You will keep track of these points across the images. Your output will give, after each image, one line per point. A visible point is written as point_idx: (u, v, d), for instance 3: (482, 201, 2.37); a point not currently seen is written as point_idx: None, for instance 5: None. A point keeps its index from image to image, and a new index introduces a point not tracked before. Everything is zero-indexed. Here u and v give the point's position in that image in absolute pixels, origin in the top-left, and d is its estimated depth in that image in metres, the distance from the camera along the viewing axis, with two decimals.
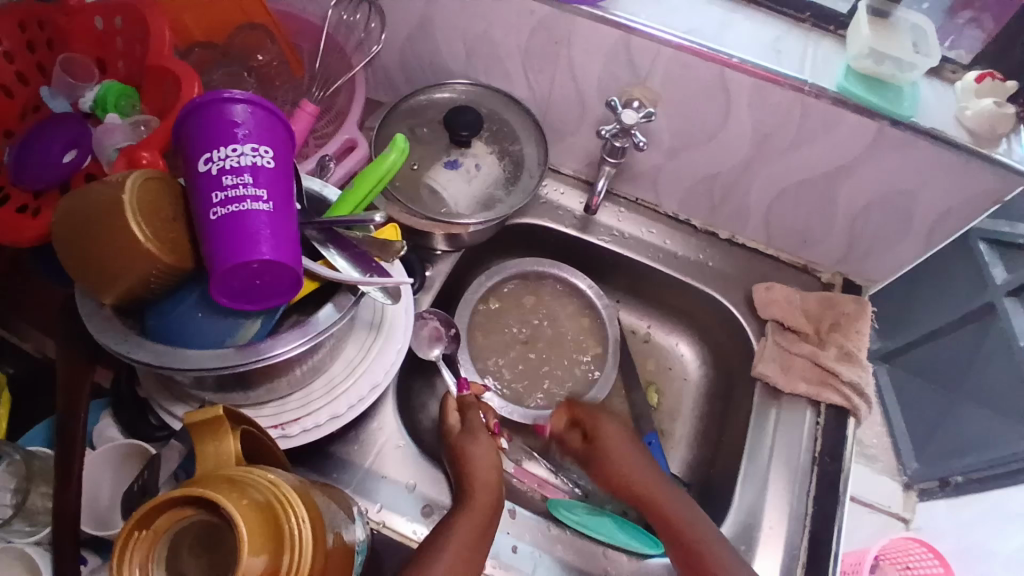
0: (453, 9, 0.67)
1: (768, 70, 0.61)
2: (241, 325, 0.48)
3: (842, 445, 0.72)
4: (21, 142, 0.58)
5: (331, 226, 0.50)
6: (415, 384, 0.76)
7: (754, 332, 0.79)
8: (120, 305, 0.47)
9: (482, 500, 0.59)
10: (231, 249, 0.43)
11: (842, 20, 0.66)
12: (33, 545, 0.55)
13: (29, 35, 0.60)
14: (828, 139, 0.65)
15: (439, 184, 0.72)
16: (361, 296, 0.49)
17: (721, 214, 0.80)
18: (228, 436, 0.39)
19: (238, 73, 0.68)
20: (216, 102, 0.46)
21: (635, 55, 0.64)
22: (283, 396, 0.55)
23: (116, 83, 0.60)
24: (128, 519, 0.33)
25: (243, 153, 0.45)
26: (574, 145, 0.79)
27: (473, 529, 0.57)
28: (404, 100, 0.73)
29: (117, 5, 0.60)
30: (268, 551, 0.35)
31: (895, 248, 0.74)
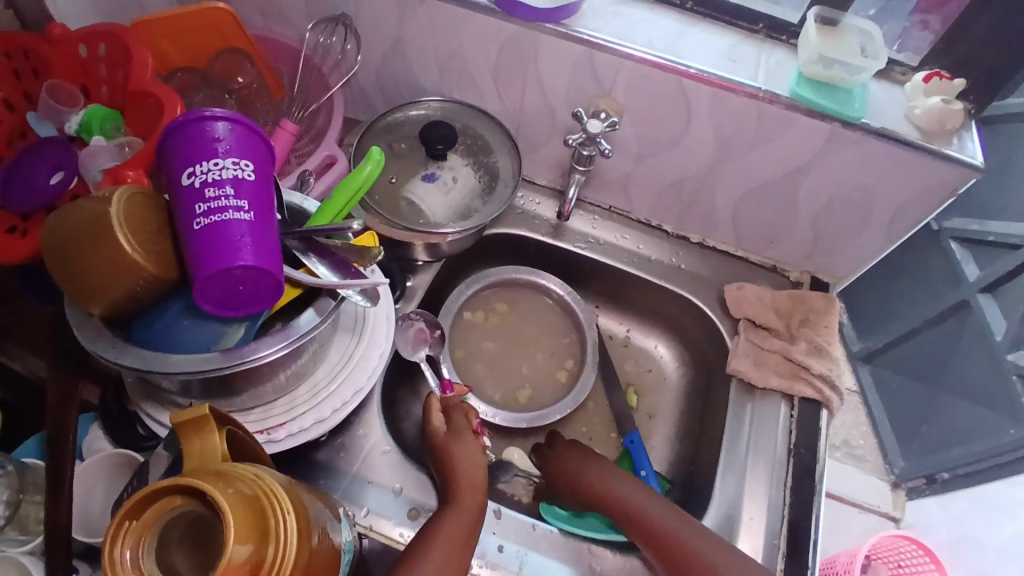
0: (425, 29, 0.71)
1: (723, 79, 0.65)
2: (226, 331, 0.49)
3: (816, 437, 0.74)
4: (10, 167, 0.61)
5: (311, 235, 0.53)
6: (400, 391, 0.78)
7: (727, 330, 0.81)
8: (108, 317, 0.49)
9: (469, 498, 0.61)
10: (214, 256, 0.45)
11: (793, 29, 0.70)
12: (26, 554, 0.56)
13: (13, 64, 0.64)
14: (784, 140, 0.68)
15: (416, 197, 0.75)
16: (342, 300, 0.52)
17: (692, 218, 0.83)
18: (213, 434, 0.41)
19: (220, 96, 0.72)
20: (197, 120, 0.48)
21: (599, 68, 0.68)
22: (268, 402, 0.57)
23: (100, 108, 0.64)
24: (119, 508, 0.35)
25: (225, 167, 0.47)
26: (547, 157, 0.82)
27: (461, 529, 0.58)
28: (381, 118, 0.77)
29: (99, 33, 0.65)
30: (253, 542, 0.36)
31: (856, 243, 0.77)
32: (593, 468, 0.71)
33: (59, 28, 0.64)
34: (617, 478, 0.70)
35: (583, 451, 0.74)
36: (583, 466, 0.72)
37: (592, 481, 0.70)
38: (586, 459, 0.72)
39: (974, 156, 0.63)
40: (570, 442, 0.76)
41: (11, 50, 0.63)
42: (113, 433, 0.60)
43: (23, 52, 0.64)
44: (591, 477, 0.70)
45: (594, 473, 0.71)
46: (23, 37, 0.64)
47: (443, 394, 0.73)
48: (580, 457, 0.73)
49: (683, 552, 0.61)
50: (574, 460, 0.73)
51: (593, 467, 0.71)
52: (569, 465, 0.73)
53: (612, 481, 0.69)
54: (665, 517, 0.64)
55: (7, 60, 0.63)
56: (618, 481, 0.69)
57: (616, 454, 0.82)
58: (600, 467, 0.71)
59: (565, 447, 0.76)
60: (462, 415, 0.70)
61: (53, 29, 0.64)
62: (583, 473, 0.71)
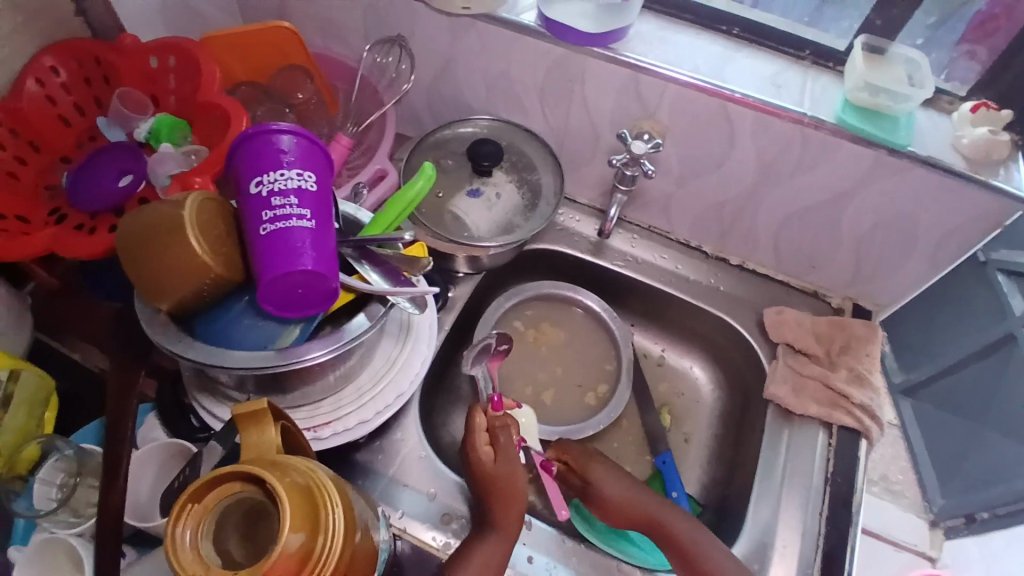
0: (476, 50, 0.74)
1: (768, 104, 0.66)
2: (283, 331, 0.52)
3: (854, 466, 0.72)
4: (82, 168, 0.70)
5: (365, 244, 0.56)
6: (437, 401, 0.80)
7: (765, 354, 0.81)
8: (174, 314, 0.51)
9: (511, 524, 0.61)
10: (279, 260, 0.48)
11: (840, 57, 0.70)
12: (76, 536, 0.59)
13: (86, 71, 0.73)
14: (830, 165, 0.68)
15: (461, 211, 0.77)
16: (391, 306, 0.54)
17: (732, 240, 0.83)
18: (269, 427, 0.43)
19: (279, 110, 0.76)
20: (265, 134, 0.52)
21: (644, 91, 0.69)
22: (315, 401, 0.58)
23: (168, 117, 0.70)
24: (184, 490, 0.37)
25: (290, 177, 0.51)
26: (588, 175, 0.83)
27: (497, 553, 0.59)
28: (431, 133, 0.80)
29: (171, 47, 0.72)
30: (305, 531, 0.38)
31: (900, 270, 0.76)
32: (613, 480, 0.67)
33: (130, 40, 0.73)
34: (642, 495, 0.66)
35: (598, 458, 0.69)
36: (600, 477, 0.68)
37: (614, 498, 0.66)
38: (604, 470, 0.68)
39: (1020, 188, 0.63)
40: (576, 447, 0.71)
41: (84, 58, 0.72)
42: (170, 425, 0.63)
43: (94, 60, 0.73)
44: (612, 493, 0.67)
45: (613, 487, 0.67)
46: (95, 47, 0.72)
47: (491, 409, 0.69)
48: (593, 466, 0.68)
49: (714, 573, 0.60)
50: (587, 470, 0.68)
51: (610, 483, 0.67)
52: (583, 476, 0.69)
53: (637, 500, 0.66)
54: (701, 539, 0.62)
55: (80, 67, 0.73)
56: (642, 496, 0.66)
57: (647, 474, 0.82)
58: (617, 476, 0.68)
59: (569, 451, 0.71)
60: (507, 434, 0.67)
61: (124, 41, 0.72)
62: (599, 487, 0.67)
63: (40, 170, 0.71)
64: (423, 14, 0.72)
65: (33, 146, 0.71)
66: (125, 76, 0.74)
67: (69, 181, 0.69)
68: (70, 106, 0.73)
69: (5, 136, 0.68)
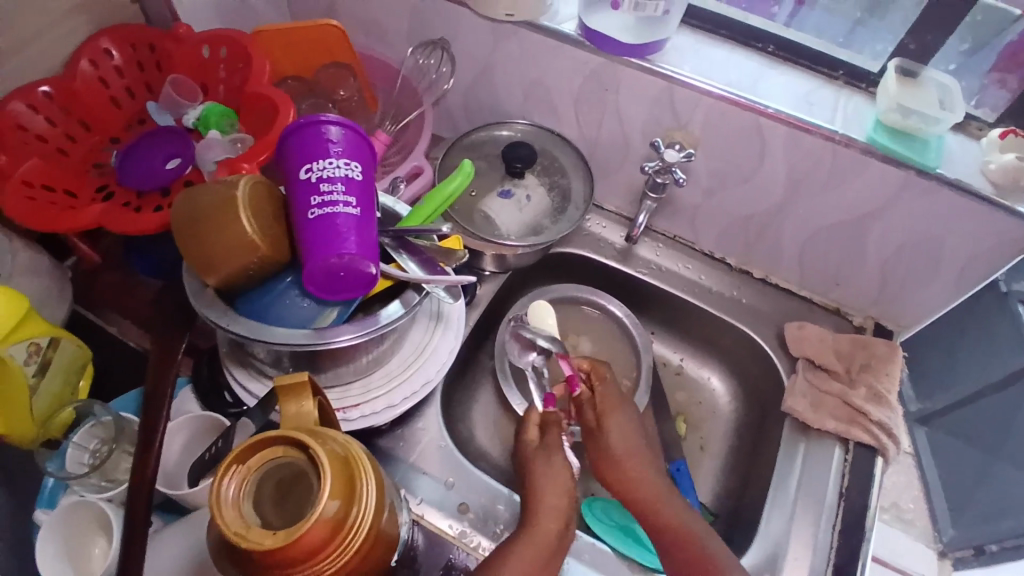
0: (516, 57, 0.76)
1: (801, 120, 0.67)
2: (321, 313, 0.54)
3: (869, 483, 0.72)
4: (131, 151, 0.73)
5: (403, 234, 0.58)
6: (457, 395, 0.82)
7: (785, 369, 0.82)
8: (219, 290, 0.54)
9: (542, 533, 0.60)
10: (325, 244, 0.50)
11: (873, 78, 0.72)
12: (106, 502, 0.60)
13: (140, 57, 0.78)
14: (858, 182, 0.69)
15: (492, 211, 0.79)
16: (427, 294, 0.56)
17: (756, 253, 0.85)
18: (309, 399, 0.45)
19: (323, 105, 0.78)
20: (316, 124, 0.55)
21: (678, 103, 0.71)
22: (346, 383, 0.60)
23: (219, 106, 0.74)
24: (230, 451, 0.38)
25: (338, 166, 0.53)
26: (617, 182, 0.85)
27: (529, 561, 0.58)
28: (467, 134, 0.82)
29: (224, 39, 0.75)
30: (342, 498, 0.40)
31: (922, 291, 0.77)
32: (621, 429, 0.73)
33: (185, 30, 0.77)
34: (641, 462, 0.72)
35: (618, 406, 0.75)
36: (613, 425, 0.74)
37: (613, 450, 0.72)
38: (617, 417, 0.74)
39: None
40: (609, 385, 0.76)
41: (139, 45, 0.77)
42: (205, 399, 0.65)
43: (148, 47, 0.78)
44: (615, 443, 0.73)
45: (620, 442, 0.73)
46: (151, 35, 0.77)
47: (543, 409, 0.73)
48: (614, 412, 0.74)
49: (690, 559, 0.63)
50: (606, 412, 0.74)
51: (618, 435, 0.73)
52: (598, 416, 0.74)
53: (636, 459, 0.72)
54: (683, 516, 0.67)
55: (134, 53, 0.77)
56: (644, 462, 0.72)
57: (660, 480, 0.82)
58: (630, 429, 0.74)
59: (604, 388, 0.76)
60: (557, 433, 0.71)
61: (179, 31, 0.76)
62: (606, 434, 0.73)
63: (87, 150, 0.75)
64: (467, 18, 0.74)
65: (83, 125, 0.75)
66: (178, 63, 0.77)
67: (117, 162, 0.73)
68: (122, 90, 0.77)
69: (58, 114, 0.72)
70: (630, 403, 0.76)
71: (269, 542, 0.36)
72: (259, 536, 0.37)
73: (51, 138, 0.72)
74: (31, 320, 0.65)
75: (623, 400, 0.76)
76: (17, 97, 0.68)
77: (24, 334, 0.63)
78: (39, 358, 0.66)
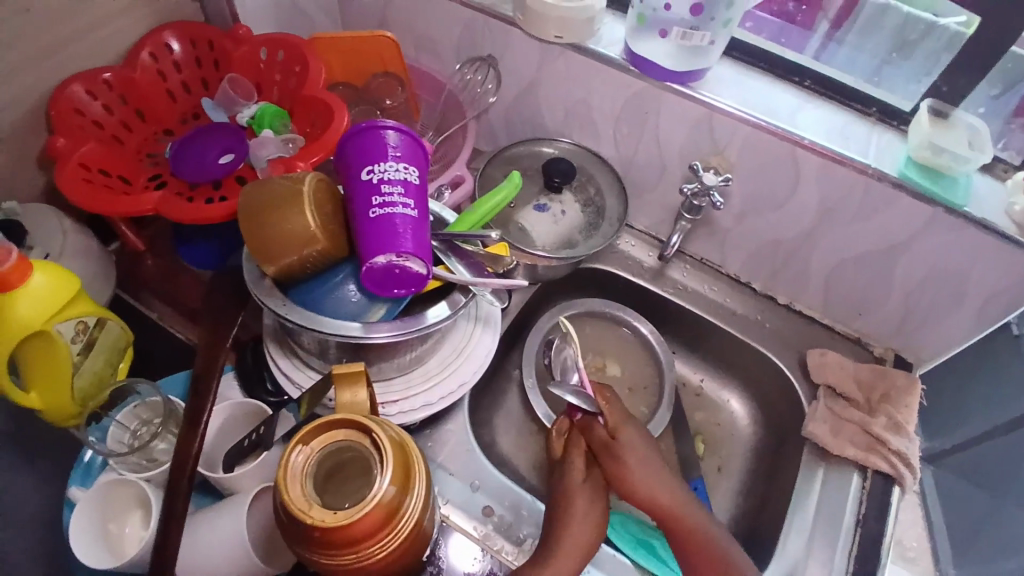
0: (560, 77, 0.79)
1: (835, 152, 0.69)
2: (372, 308, 0.56)
3: (886, 511, 0.73)
4: (186, 143, 0.75)
5: (452, 239, 0.60)
6: (484, 402, 0.84)
7: (806, 395, 0.83)
8: (275, 280, 0.56)
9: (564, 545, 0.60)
10: (383, 242, 0.52)
11: (905, 117, 0.74)
12: (145, 481, 0.62)
13: (199, 54, 0.81)
14: (888, 215, 0.71)
15: (528, 224, 0.82)
16: (472, 296, 0.58)
17: (781, 279, 0.87)
18: (363, 387, 0.47)
19: (370, 112, 0.82)
20: (377, 129, 0.57)
21: (716, 128, 0.74)
22: (387, 378, 0.62)
23: (273, 106, 0.77)
24: (297, 431, 0.40)
25: (397, 169, 0.56)
26: (649, 203, 0.88)
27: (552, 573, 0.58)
28: (507, 149, 0.85)
29: (283, 43, 0.78)
30: (399, 485, 0.41)
31: (944, 324, 0.79)
32: (636, 443, 0.68)
33: (244, 31, 0.80)
34: (660, 477, 0.67)
35: (631, 421, 0.70)
36: (627, 439, 0.68)
37: (629, 464, 0.66)
38: (631, 430, 0.69)
39: None
40: (616, 401, 0.72)
41: (199, 43, 0.80)
42: (247, 388, 0.66)
43: (209, 45, 0.81)
44: (630, 454, 0.67)
45: (635, 459, 0.67)
46: (212, 33, 0.80)
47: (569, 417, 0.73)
48: (626, 426, 0.69)
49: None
50: (620, 425, 0.69)
51: (633, 450, 0.67)
52: (611, 431, 0.69)
53: (654, 472, 0.67)
54: (706, 523, 0.65)
55: (193, 49, 0.80)
56: (662, 483, 0.67)
57: None
58: (644, 446, 0.68)
59: (611, 405, 0.71)
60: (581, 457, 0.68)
61: (240, 32, 0.79)
62: (622, 448, 0.67)
63: (142, 139, 0.78)
64: (516, 37, 0.78)
65: (139, 115, 0.78)
66: (235, 63, 0.81)
67: (172, 152, 0.75)
68: (179, 84, 0.80)
69: (116, 102, 0.75)
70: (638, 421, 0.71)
71: (330, 520, 0.38)
72: (322, 513, 0.38)
73: (107, 125, 0.75)
74: (82, 299, 0.67)
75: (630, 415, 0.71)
76: (78, 81, 0.71)
77: (75, 312, 0.66)
78: (85, 337, 0.69)
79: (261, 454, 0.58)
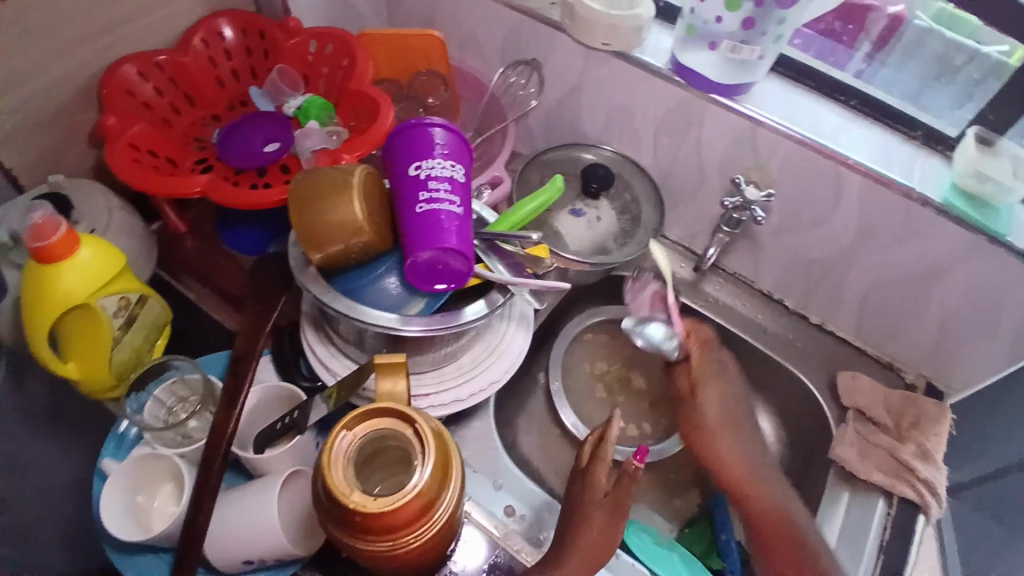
0: (604, 85, 0.80)
1: (879, 173, 0.69)
2: (412, 301, 0.57)
3: (910, 540, 0.72)
4: (232, 128, 0.76)
5: (493, 239, 0.61)
6: (510, 403, 0.84)
7: (834, 418, 0.83)
8: (319, 269, 0.57)
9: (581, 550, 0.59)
10: (429, 236, 0.53)
11: (950, 143, 0.73)
12: (178, 457, 0.63)
13: (250, 43, 0.82)
14: (930, 240, 0.71)
15: (563, 228, 0.81)
16: (511, 296, 0.58)
17: (814, 298, 0.87)
18: (403, 377, 0.48)
19: (413, 108, 0.83)
20: (426, 125, 0.58)
21: (759, 143, 0.74)
22: (421, 371, 0.63)
23: (320, 98, 0.78)
24: (342, 417, 0.41)
25: (444, 166, 0.56)
26: (685, 214, 0.88)
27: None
28: (546, 152, 0.86)
29: (333, 37, 0.80)
30: (437, 478, 0.42)
31: (980, 355, 0.77)
32: (713, 402, 0.77)
33: (295, 23, 0.81)
34: (738, 438, 0.75)
35: (715, 378, 0.78)
36: (705, 397, 0.78)
37: (707, 420, 0.76)
38: (711, 386, 0.78)
39: None
40: (709, 356, 0.79)
41: (251, 33, 0.82)
42: (282, 371, 0.68)
43: (259, 35, 0.82)
44: (710, 413, 0.76)
45: (716, 419, 0.76)
46: (264, 23, 0.81)
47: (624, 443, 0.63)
48: (709, 387, 0.78)
49: (788, 544, 0.65)
50: (700, 382, 0.78)
51: (712, 405, 0.77)
52: (694, 387, 0.79)
53: (728, 429, 0.75)
54: (772, 489, 0.70)
55: (244, 38, 0.82)
56: (737, 445, 0.74)
57: (697, 510, 0.82)
58: (724, 402, 0.77)
59: (702, 360, 0.79)
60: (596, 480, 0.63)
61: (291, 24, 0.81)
62: (700, 405, 0.77)
63: (189, 123, 0.80)
64: (562, 42, 0.78)
65: (188, 99, 0.80)
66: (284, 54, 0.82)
67: (218, 137, 0.76)
68: (228, 71, 0.82)
69: (166, 85, 0.77)
70: (727, 375, 0.79)
71: (371, 505, 0.39)
72: (363, 497, 0.39)
73: (157, 107, 0.76)
74: (126, 276, 0.69)
75: (719, 370, 0.79)
76: (131, 61, 0.73)
77: (118, 287, 0.68)
78: (126, 313, 0.70)
79: (293, 437, 0.60)
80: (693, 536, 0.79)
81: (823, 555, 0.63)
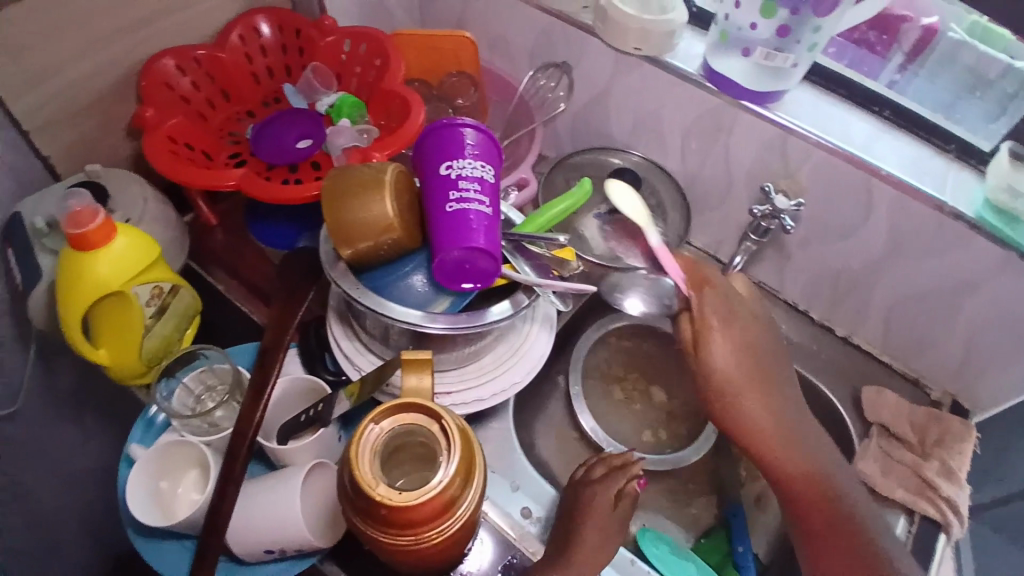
0: (633, 90, 0.80)
1: (910, 185, 0.68)
2: (438, 300, 0.57)
3: (930, 560, 0.71)
4: (267, 124, 0.78)
5: (520, 240, 0.61)
6: (529, 404, 0.84)
7: (857, 433, 0.82)
8: (348, 265, 0.58)
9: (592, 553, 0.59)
10: (458, 236, 0.54)
11: (984, 157, 0.72)
12: (205, 445, 0.64)
13: (286, 41, 0.84)
14: (961, 255, 0.69)
15: (587, 231, 0.81)
16: (536, 298, 0.58)
17: (840, 309, 0.86)
18: (428, 373, 0.48)
19: (443, 108, 0.84)
20: (457, 126, 0.59)
21: (789, 150, 0.73)
22: (444, 368, 0.63)
23: (351, 97, 0.79)
24: (368, 412, 0.42)
25: (474, 167, 0.57)
26: (711, 220, 0.87)
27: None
28: (573, 155, 0.86)
29: (367, 36, 0.81)
30: (462, 475, 0.42)
31: (1010, 374, 0.76)
32: (728, 352, 0.66)
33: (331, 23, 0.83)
34: (761, 400, 0.66)
35: (723, 324, 0.67)
36: (716, 345, 0.67)
37: (718, 371, 0.66)
38: (722, 332, 0.67)
39: None
40: (718, 294, 0.68)
41: (287, 31, 0.83)
42: (308, 365, 0.69)
43: (295, 34, 0.84)
44: (724, 365, 0.66)
45: (731, 374, 0.66)
46: (300, 22, 0.83)
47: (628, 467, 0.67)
48: (718, 334, 0.67)
49: (845, 536, 0.59)
50: (708, 328, 0.67)
51: (724, 356, 0.66)
52: (700, 335, 0.67)
53: (746, 381, 0.66)
54: (805, 459, 0.63)
55: (281, 36, 0.83)
56: (764, 409, 0.65)
57: (713, 519, 0.82)
58: (735, 349, 0.67)
59: (707, 298, 0.68)
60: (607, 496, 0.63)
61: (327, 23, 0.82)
62: (710, 355, 0.66)
63: (224, 117, 0.81)
64: (592, 45, 0.78)
65: (224, 95, 0.82)
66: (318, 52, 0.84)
67: (252, 132, 0.78)
68: (263, 68, 0.84)
69: (203, 80, 0.79)
70: (741, 320, 0.68)
71: (397, 498, 0.39)
72: (389, 490, 0.40)
73: (194, 101, 0.78)
74: (159, 266, 0.71)
75: (731, 313, 0.68)
76: (170, 55, 0.75)
77: (152, 276, 0.69)
78: (159, 301, 0.72)
79: (318, 429, 0.60)
80: (710, 543, 0.78)
81: (872, 546, 0.58)
